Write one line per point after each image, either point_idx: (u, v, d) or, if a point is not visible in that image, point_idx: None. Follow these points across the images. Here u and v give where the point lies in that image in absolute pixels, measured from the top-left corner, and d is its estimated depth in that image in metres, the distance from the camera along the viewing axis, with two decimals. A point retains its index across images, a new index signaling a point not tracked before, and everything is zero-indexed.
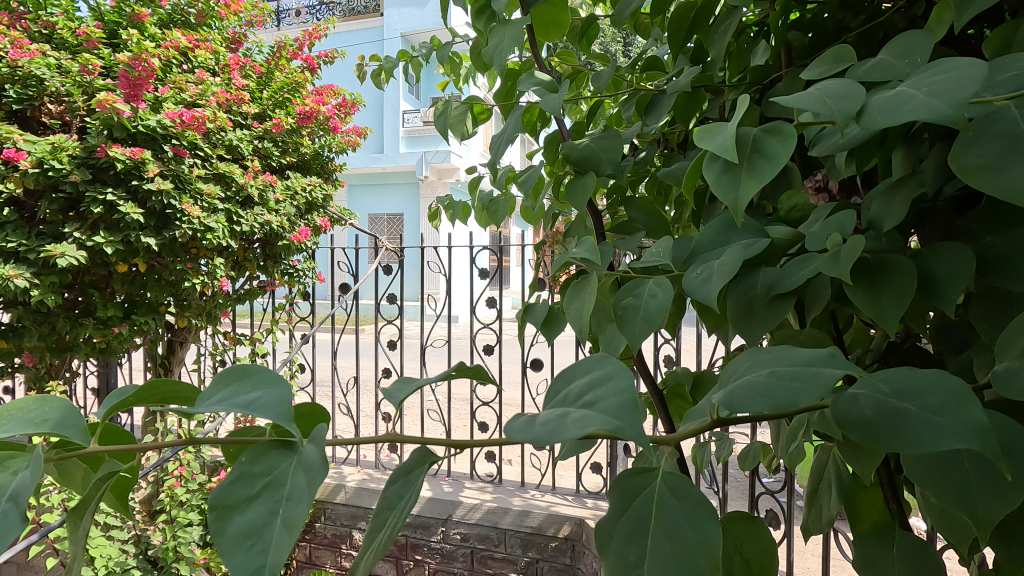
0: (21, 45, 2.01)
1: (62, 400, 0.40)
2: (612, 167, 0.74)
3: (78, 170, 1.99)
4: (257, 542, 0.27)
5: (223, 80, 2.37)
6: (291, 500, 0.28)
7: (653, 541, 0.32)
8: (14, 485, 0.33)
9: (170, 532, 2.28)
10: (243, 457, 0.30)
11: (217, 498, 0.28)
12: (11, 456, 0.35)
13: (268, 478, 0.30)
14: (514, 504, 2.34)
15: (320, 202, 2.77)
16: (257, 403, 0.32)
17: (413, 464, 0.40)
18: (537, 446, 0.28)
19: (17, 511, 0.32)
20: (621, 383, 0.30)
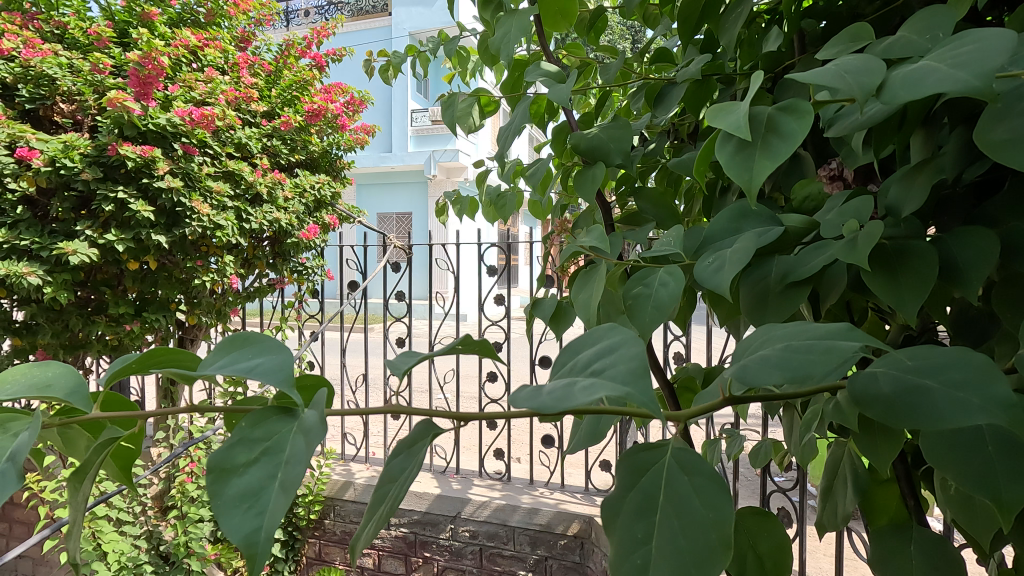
0: (34, 45, 2.02)
1: (63, 366, 0.40)
2: (621, 157, 0.74)
3: (89, 169, 2.00)
4: (253, 506, 0.26)
5: (232, 79, 2.38)
6: (289, 463, 0.27)
7: (662, 517, 0.31)
8: (14, 445, 0.33)
9: (182, 527, 2.30)
10: (242, 422, 0.29)
11: (216, 460, 0.27)
12: (12, 418, 0.35)
13: (267, 443, 0.29)
14: (523, 501, 2.34)
15: (328, 200, 2.78)
16: (258, 370, 0.32)
17: (416, 437, 0.39)
18: (545, 413, 0.27)
19: (14, 470, 0.32)
20: (629, 352, 0.29)
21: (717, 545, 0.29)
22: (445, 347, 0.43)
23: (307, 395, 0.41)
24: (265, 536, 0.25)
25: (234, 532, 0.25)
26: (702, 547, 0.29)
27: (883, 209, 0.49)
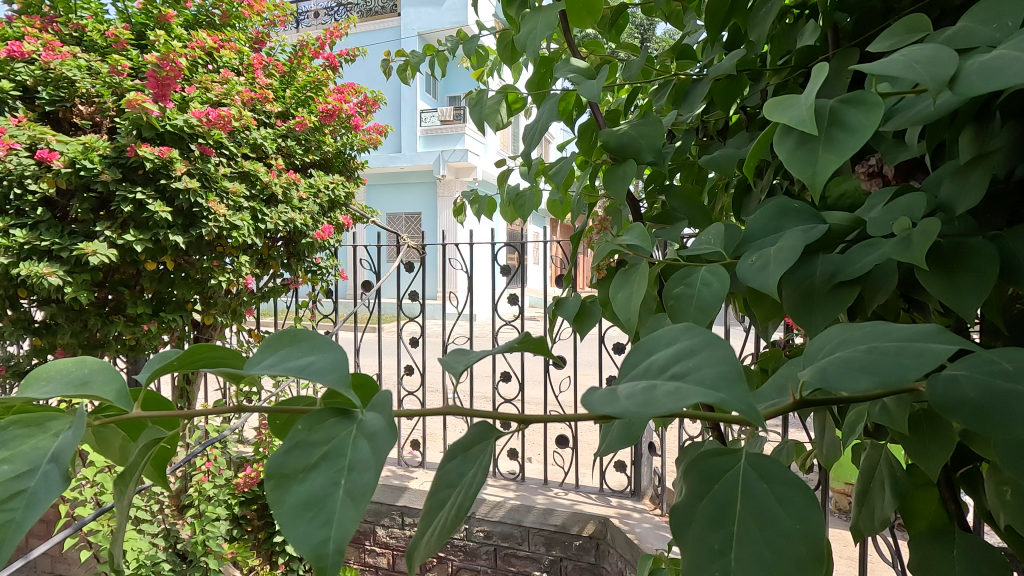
0: (53, 48, 2.05)
1: (101, 362, 0.39)
2: (652, 154, 0.73)
3: (109, 170, 2.02)
4: (318, 514, 0.25)
5: (247, 79, 2.39)
6: (354, 469, 0.27)
7: (741, 525, 0.31)
8: (56, 445, 0.31)
9: (199, 526, 2.32)
10: (299, 426, 0.28)
11: (275, 467, 0.27)
12: (49, 417, 0.33)
13: (327, 447, 0.28)
14: (537, 502, 2.33)
15: (342, 200, 2.79)
16: (312, 368, 0.31)
17: (473, 440, 0.39)
18: (626, 418, 0.27)
19: (59, 471, 0.30)
20: (712, 354, 0.29)
21: (808, 558, 0.28)
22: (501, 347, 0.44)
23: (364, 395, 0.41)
24: (335, 547, 0.24)
25: (302, 543, 0.24)
26: (790, 558, 0.29)
27: (934, 206, 0.48)
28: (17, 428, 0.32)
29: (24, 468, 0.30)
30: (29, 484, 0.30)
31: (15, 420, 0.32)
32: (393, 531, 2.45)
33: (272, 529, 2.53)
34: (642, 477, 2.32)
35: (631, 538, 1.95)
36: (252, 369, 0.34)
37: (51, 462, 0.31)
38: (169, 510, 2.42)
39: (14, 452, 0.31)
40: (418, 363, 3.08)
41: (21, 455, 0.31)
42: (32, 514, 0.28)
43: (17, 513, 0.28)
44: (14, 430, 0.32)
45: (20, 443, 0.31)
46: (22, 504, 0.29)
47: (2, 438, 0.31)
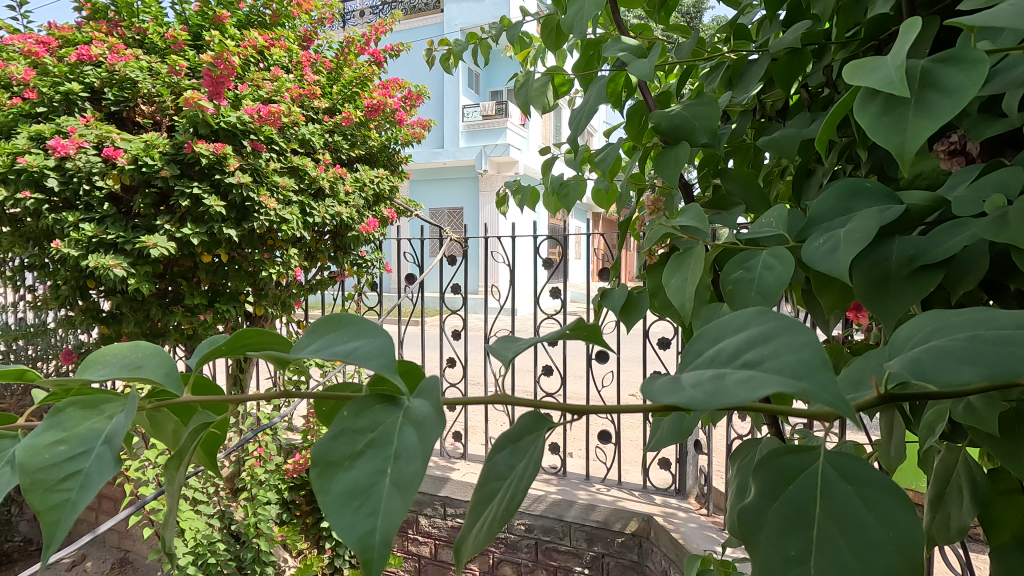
0: (118, 51, 2.16)
1: (153, 347, 0.38)
2: (707, 136, 0.69)
3: (168, 166, 2.11)
4: (364, 504, 0.24)
5: (296, 77, 2.45)
6: (401, 458, 0.25)
7: (822, 530, 0.28)
8: (111, 427, 0.30)
9: (251, 509, 2.41)
10: (344, 412, 0.27)
11: (319, 453, 0.26)
12: (105, 399, 0.32)
13: (372, 434, 0.27)
14: (579, 497, 2.31)
15: (387, 194, 2.83)
16: (357, 354, 0.29)
17: (524, 431, 0.37)
18: (694, 409, 0.25)
19: (112, 452, 0.29)
20: (791, 340, 0.26)
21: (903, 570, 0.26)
22: (553, 335, 0.43)
23: (409, 382, 0.40)
24: (381, 539, 0.23)
25: (347, 534, 0.23)
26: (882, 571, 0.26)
27: None
28: (74, 409, 0.31)
29: (80, 449, 0.29)
30: (84, 464, 0.28)
31: (73, 401, 0.31)
32: (435, 520, 2.48)
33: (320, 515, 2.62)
34: (688, 476, 2.27)
35: (676, 538, 1.90)
36: (311, 354, 0.31)
37: (105, 444, 0.29)
38: (224, 492, 2.53)
39: (70, 433, 0.30)
40: (461, 355, 3.10)
41: (77, 437, 0.30)
42: (87, 496, 0.27)
43: (73, 493, 0.27)
44: (71, 411, 0.31)
45: (75, 425, 0.30)
46: (78, 484, 0.28)
47: (58, 418, 0.30)
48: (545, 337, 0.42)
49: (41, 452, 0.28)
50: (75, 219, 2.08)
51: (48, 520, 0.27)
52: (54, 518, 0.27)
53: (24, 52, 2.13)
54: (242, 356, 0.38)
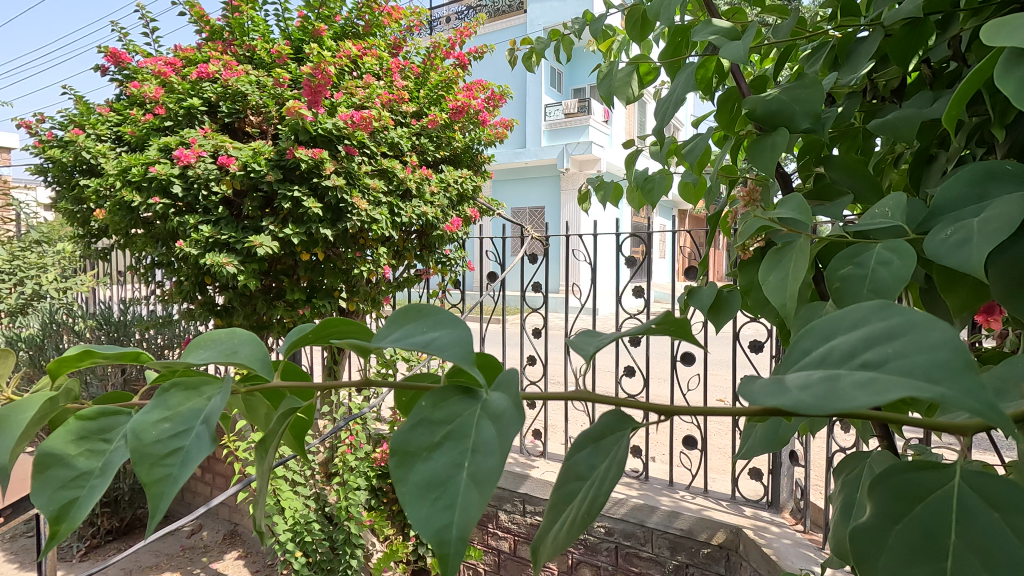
0: (232, 67, 2.36)
1: (248, 333, 0.40)
2: (808, 121, 0.64)
3: (272, 171, 2.28)
4: (441, 497, 0.24)
5: (386, 83, 2.57)
6: (478, 452, 0.25)
7: (957, 559, 0.26)
8: (209, 408, 0.32)
9: (343, 493, 2.56)
10: (423, 403, 0.27)
11: (398, 443, 0.26)
12: (205, 382, 0.34)
13: (450, 426, 0.27)
14: (662, 503, 2.23)
15: (470, 193, 2.89)
16: (436, 344, 0.29)
17: (605, 430, 0.36)
18: (804, 414, 0.23)
19: (209, 432, 0.30)
20: (922, 338, 0.23)
21: None
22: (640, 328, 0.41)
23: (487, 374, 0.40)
24: (458, 535, 0.22)
25: (424, 527, 0.23)
26: None
27: None
28: (177, 390, 0.33)
29: (181, 427, 0.31)
30: (185, 442, 0.30)
31: (175, 382, 0.33)
32: (514, 517, 2.50)
33: None
34: (781, 489, 2.13)
35: (768, 553, 1.79)
36: (393, 344, 0.32)
37: (203, 423, 0.31)
38: (320, 476, 2.70)
39: (173, 412, 0.31)
40: (541, 354, 3.11)
41: (180, 416, 0.31)
42: (186, 471, 0.28)
43: (175, 469, 0.29)
44: (175, 392, 0.32)
45: (178, 405, 0.32)
46: (179, 461, 0.29)
47: (162, 397, 0.32)
48: (629, 331, 0.40)
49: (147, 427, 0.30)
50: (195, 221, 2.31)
51: (151, 492, 0.28)
52: (158, 490, 0.28)
53: (156, 73, 2.40)
54: (328, 344, 0.40)
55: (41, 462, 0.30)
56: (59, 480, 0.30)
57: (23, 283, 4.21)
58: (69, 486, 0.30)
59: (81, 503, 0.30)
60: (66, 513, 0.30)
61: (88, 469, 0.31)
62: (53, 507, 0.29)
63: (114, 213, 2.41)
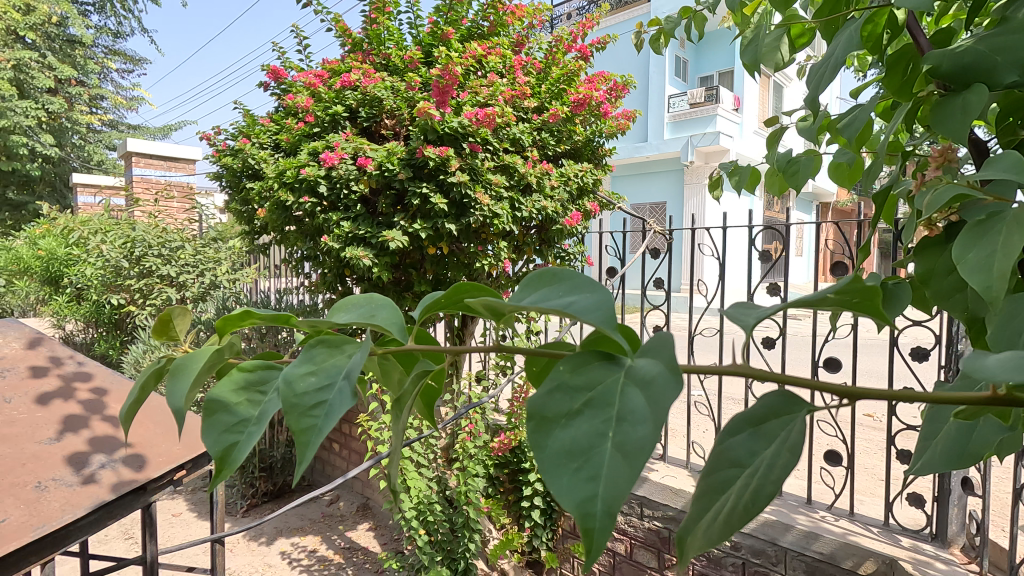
0: (370, 75, 2.55)
1: (384, 298, 0.41)
2: (1016, 73, 0.53)
3: (404, 170, 2.43)
4: (583, 466, 0.22)
5: (509, 80, 2.61)
6: (625, 421, 0.23)
7: None
8: (350, 365, 0.33)
9: (463, 478, 2.67)
10: (562, 367, 0.26)
11: (535, 406, 0.24)
12: (346, 340, 0.35)
13: (590, 393, 0.25)
14: (798, 522, 2.03)
15: (590, 187, 2.85)
16: (574, 307, 0.28)
17: (768, 414, 0.32)
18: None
19: (350, 386, 0.31)
20: None
21: None
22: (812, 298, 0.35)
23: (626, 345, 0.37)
24: (604, 508, 0.20)
25: (566, 495, 0.21)
26: None
27: None
28: (322, 346, 0.34)
29: (325, 381, 0.32)
30: (328, 396, 0.31)
31: (319, 338, 0.34)
32: (630, 518, 2.42)
33: (522, 494, 2.78)
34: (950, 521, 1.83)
35: None
36: (533, 304, 0.30)
37: (344, 379, 0.32)
38: (442, 460, 2.84)
39: (319, 367, 0.33)
40: None
41: (323, 370, 0.32)
42: (329, 423, 0.29)
43: (319, 420, 0.30)
44: (320, 347, 0.34)
45: (323, 360, 0.33)
46: (323, 413, 0.30)
47: (309, 352, 0.33)
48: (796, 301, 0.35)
49: (296, 378, 0.32)
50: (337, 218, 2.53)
51: (299, 439, 0.29)
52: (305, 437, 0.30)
53: (308, 85, 2.66)
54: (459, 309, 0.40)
55: (209, 405, 0.33)
56: (223, 424, 0.33)
57: (203, 274, 4.93)
58: (232, 429, 0.33)
59: (242, 446, 0.33)
60: (229, 453, 0.33)
61: (246, 416, 0.33)
62: (218, 447, 0.32)
63: (273, 211, 2.73)
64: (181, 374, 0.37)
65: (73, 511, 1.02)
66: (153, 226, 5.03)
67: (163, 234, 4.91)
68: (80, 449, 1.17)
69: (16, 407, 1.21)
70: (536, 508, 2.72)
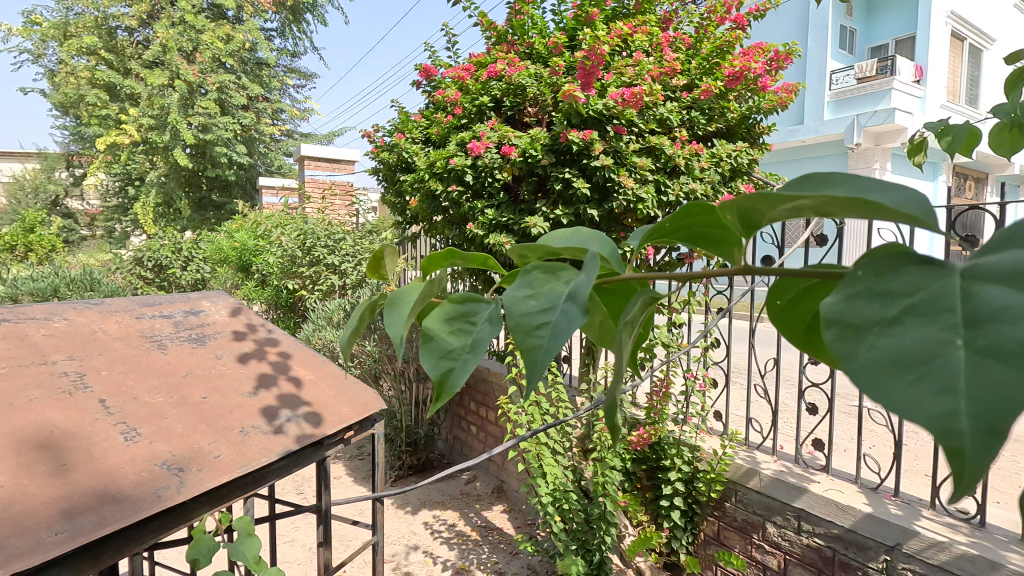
0: (515, 64, 2.59)
1: (594, 232, 0.39)
2: None
3: (547, 155, 2.44)
4: (926, 372, 0.19)
5: (656, 58, 2.50)
6: (982, 323, 0.19)
7: None
8: (571, 288, 0.30)
9: (601, 470, 2.60)
10: (860, 274, 0.23)
11: (841, 315, 0.22)
12: (562, 266, 0.32)
13: (910, 300, 0.21)
14: (1010, 560, 1.68)
15: (744, 168, 2.62)
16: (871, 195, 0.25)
17: None
18: None
19: (577, 308, 0.28)
20: None
21: None
22: None
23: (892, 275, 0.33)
24: (969, 421, 0.17)
25: (911, 405, 0.18)
26: None
27: None
28: (538, 271, 0.32)
29: (547, 305, 0.29)
30: (551, 318, 0.28)
31: (537, 264, 0.32)
32: (786, 533, 2.25)
33: (660, 492, 2.67)
34: None
35: None
36: (814, 195, 0.26)
37: (567, 302, 0.29)
38: (577, 449, 2.85)
39: (538, 291, 0.30)
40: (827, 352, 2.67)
41: (543, 294, 0.30)
42: (558, 344, 0.27)
43: (544, 341, 0.27)
44: (536, 273, 0.31)
45: (541, 285, 0.31)
46: (548, 334, 0.28)
47: (527, 277, 0.31)
48: None
49: (517, 301, 0.30)
50: (482, 205, 2.62)
51: (525, 359, 0.27)
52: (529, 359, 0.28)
53: (457, 78, 2.79)
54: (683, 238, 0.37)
55: (426, 334, 0.34)
56: (440, 352, 0.34)
57: (361, 263, 5.44)
58: (447, 356, 0.34)
59: (457, 372, 0.33)
60: (446, 379, 0.33)
61: (461, 344, 0.34)
62: (437, 371, 0.33)
63: (423, 201, 2.90)
64: (398, 307, 0.38)
65: (268, 454, 1.16)
66: (322, 220, 5.66)
67: (330, 228, 5.51)
68: (272, 403, 1.33)
69: (225, 363, 1.41)
70: (677, 509, 2.58)
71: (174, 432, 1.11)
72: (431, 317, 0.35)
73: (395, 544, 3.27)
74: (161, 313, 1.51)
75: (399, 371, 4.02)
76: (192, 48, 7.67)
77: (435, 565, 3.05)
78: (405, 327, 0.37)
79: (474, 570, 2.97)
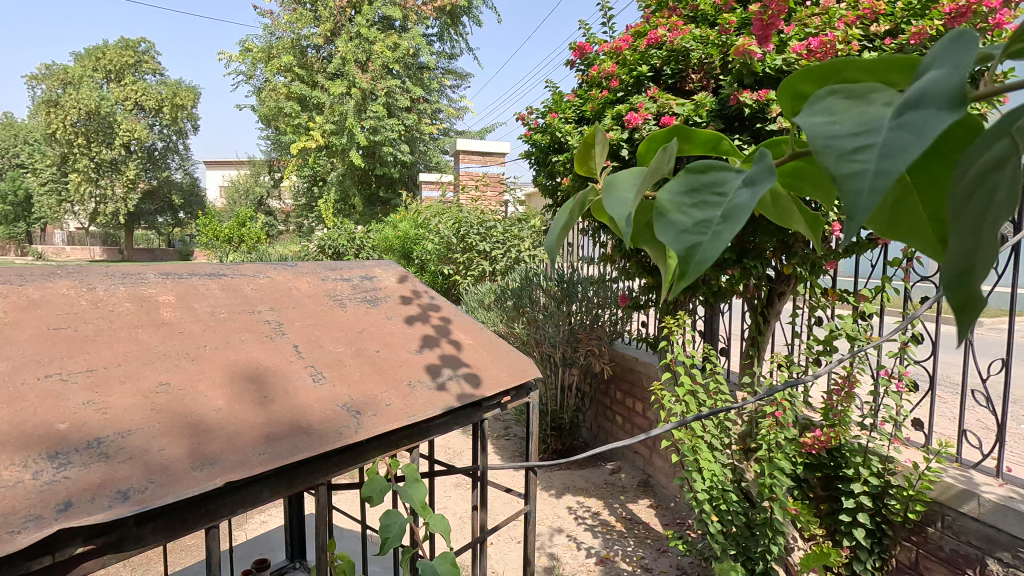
0: (678, 28, 2.41)
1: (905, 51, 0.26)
2: None
3: (714, 122, 2.23)
4: None
5: (850, 4, 2.16)
6: None
7: None
8: (902, 101, 0.20)
9: (767, 469, 2.29)
10: None
11: None
12: (873, 91, 0.22)
13: None
14: None
15: None
16: None
17: None
18: None
19: (925, 118, 0.19)
20: None
21: None
22: None
23: None
24: None
25: None
26: None
27: None
28: (838, 99, 0.23)
29: (862, 125, 0.20)
30: (875, 137, 0.19)
31: (837, 90, 0.23)
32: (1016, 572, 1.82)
33: (839, 506, 2.33)
34: None
35: None
36: None
37: (901, 118, 0.19)
38: (738, 447, 2.60)
39: (841, 116, 0.21)
40: None
41: (851, 117, 0.21)
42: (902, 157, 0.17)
43: (870, 160, 0.18)
44: (835, 101, 0.23)
45: (845, 110, 0.22)
46: (875, 152, 0.18)
47: (822, 105, 0.22)
48: None
49: (816, 126, 0.21)
50: None
51: (840, 186, 0.18)
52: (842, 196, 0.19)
53: (613, 50, 2.67)
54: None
55: (661, 206, 0.28)
56: (679, 225, 0.27)
57: (510, 249, 5.58)
58: (691, 230, 0.26)
59: (706, 248, 0.25)
60: (690, 253, 0.26)
61: (709, 215, 0.26)
62: (679, 245, 0.26)
63: (575, 180, 2.86)
64: (621, 190, 0.32)
65: (433, 407, 1.19)
66: (474, 209, 5.92)
67: (483, 217, 5.74)
68: (435, 362, 1.38)
69: (394, 323, 1.50)
70: (861, 528, 2.23)
71: (353, 379, 1.19)
72: (667, 188, 0.28)
73: (540, 524, 3.29)
74: (341, 277, 1.65)
75: (545, 355, 4.04)
76: (366, 58, 8.50)
77: (579, 550, 3.01)
78: (633, 207, 0.30)
79: (619, 562, 2.88)
